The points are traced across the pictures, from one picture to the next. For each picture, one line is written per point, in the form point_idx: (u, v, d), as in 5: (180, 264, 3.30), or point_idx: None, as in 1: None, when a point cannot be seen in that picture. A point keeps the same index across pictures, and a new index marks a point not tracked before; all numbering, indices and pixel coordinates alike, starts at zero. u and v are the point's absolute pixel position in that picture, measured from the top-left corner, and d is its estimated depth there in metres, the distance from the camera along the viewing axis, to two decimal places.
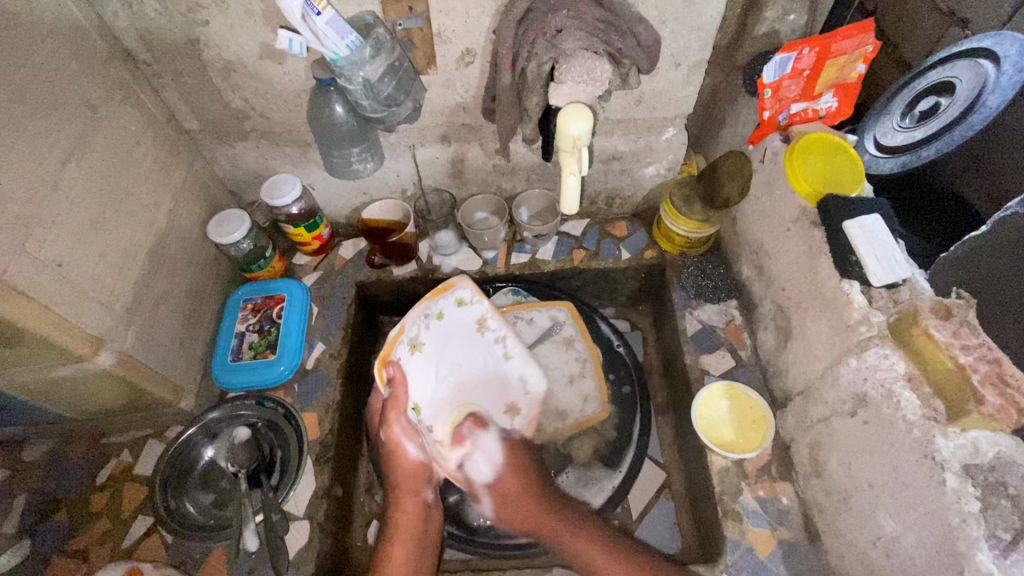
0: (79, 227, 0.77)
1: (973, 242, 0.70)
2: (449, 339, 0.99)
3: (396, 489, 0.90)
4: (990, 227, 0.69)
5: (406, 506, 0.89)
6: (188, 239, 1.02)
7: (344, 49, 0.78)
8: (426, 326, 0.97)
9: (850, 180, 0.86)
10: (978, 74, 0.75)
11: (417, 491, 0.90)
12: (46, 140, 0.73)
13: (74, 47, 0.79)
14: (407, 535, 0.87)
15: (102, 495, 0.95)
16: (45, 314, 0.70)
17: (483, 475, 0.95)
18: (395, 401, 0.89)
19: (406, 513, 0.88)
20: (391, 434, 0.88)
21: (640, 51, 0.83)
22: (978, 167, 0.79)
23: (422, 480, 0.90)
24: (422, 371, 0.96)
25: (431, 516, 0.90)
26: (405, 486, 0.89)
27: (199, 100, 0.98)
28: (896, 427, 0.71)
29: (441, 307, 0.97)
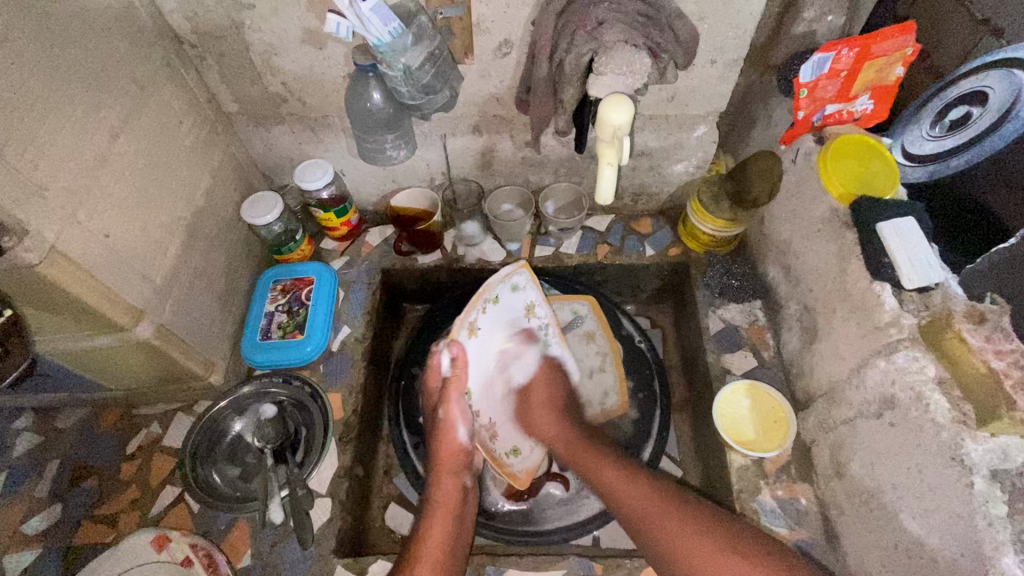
0: (125, 202, 0.80)
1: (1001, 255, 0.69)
2: (502, 323, 1.00)
3: (438, 468, 0.90)
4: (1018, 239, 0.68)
5: (445, 487, 0.89)
6: (223, 218, 1.04)
7: (386, 35, 0.79)
8: (483, 312, 0.96)
9: (888, 181, 0.85)
10: (1009, 85, 0.72)
11: (458, 475, 0.91)
12: (98, 115, 0.75)
13: (125, 27, 0.82)
14: (446, 512, 0.86)
15: (131, 464, 0.97)
16: (92, 283, 0.73)
17: (514, 462, 1.02)
18: (457, 382, 0.92)
19: (448, 493, 0.88)
20: (450, 412, 0.92)
21: (678, 46, 0.84)
22: (1006, 177, 0.74)
23: (465, 463, 0.92)
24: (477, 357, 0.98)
25: (468, 499, 0.90)
26: (446, 468, 0.90)
27: (240, 83, 1.00)
28: (924, 429, 0.70)
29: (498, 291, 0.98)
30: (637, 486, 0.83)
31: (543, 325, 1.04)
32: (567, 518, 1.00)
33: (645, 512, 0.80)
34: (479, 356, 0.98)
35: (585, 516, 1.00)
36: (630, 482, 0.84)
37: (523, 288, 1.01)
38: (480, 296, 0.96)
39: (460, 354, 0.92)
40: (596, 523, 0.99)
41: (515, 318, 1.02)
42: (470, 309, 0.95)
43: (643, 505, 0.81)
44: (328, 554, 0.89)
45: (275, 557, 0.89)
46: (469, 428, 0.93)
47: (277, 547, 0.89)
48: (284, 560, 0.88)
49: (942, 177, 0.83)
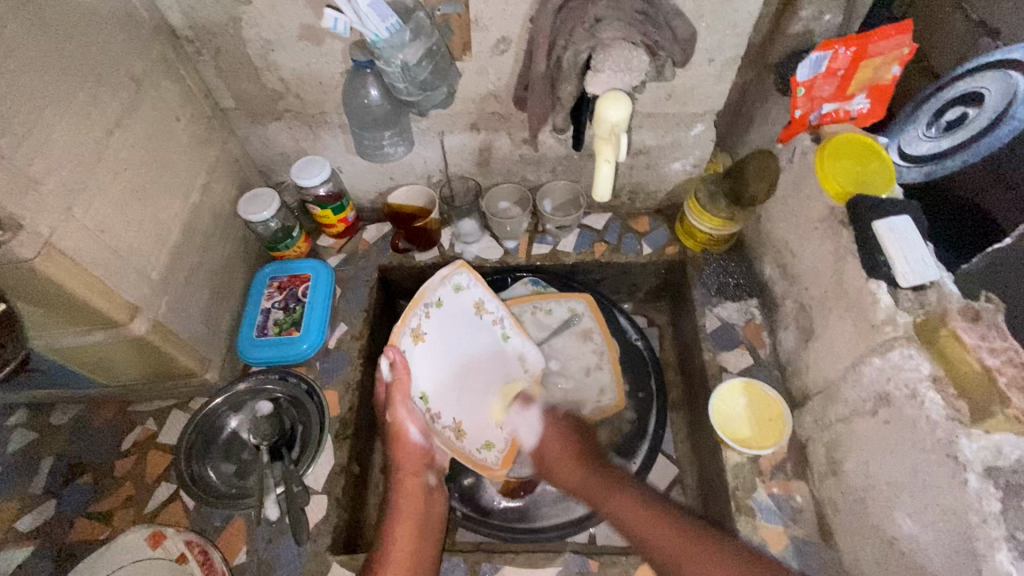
0: (121, 197, 0.79)
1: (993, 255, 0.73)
2: (449, 324, 1.07)
3: (399, 471, 0.93)
4: (1015, 239, 0.72)
5: (408, 488, 0.91)
6: (219, 215, 1.04)
7: (384, 31, 0.79)
8: (426, 316, 1.03)
9: (880, 180, 0.86)
10: (1007, 85, 0.75)
11: (419, 473, 0.94)
12: (94, 110, 0.75)
13: (122, 22, 0.81)
14: (409, 522, 0.86)
15: (126, 460, 0.97)
16: (87, 278, 0.73)
17: (489, 456, 1.04)
18: (400, 384, 0.94)
19: (411, 491, 0.91)
20: (397, 417, 0.94)
21: (676, 45, 0.84)
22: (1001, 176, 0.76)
23: (423, 463, 0.95)
24: (428, 362, 1.04)
25: (433, 497, 0.93)
26: (407, 469, 0.93)
27: (237, 79, 1.00)
28: (918, 426, 0.71)
29: (439, 294, 1.06)
30: (660, 526, 0.78)
31: (497, 318, 1.11)
32: (563, 515, 1.01)
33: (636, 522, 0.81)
34: (427, 359, 1.04)
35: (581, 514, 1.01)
36: (659, 518, 0.79)
37: (466, 288, 1.09)
38: (421, 301, 1.03)
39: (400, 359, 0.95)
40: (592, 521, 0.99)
41: (462, 316, 1.09)
42: (411, 314, 1.01)
43: (648, 522, 0.79)
44: (324, 550, 0.89)
45: (271, 554, 0.88)
46: (421, 429, 0.96)
47: (272, 544, 0.89)
48: (279, 557, 0.88)
49: (938, 177, 0.84)
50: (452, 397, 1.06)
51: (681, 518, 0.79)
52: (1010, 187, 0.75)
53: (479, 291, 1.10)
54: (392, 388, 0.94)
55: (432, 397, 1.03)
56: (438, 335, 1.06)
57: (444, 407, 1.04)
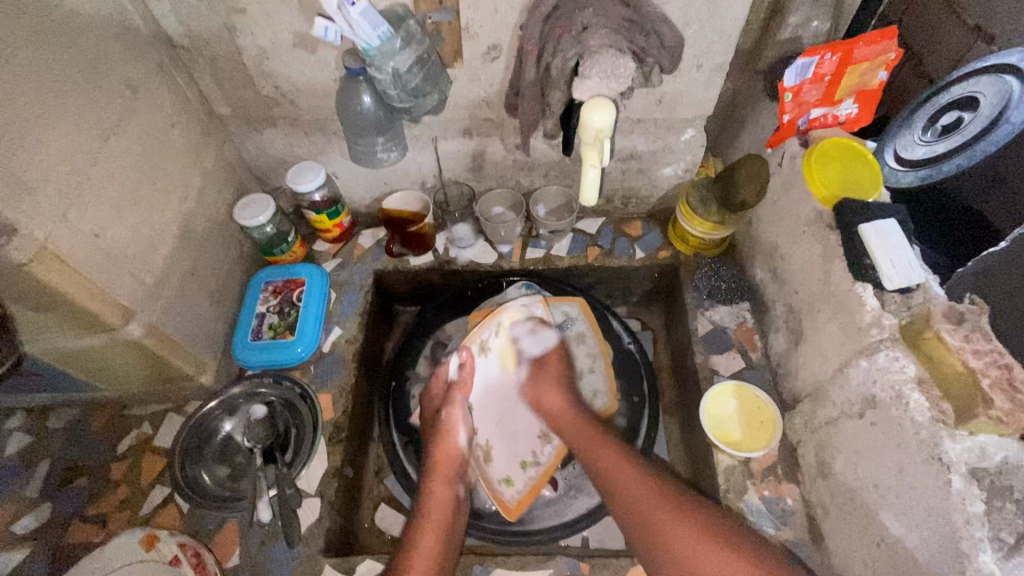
0: (116, 202, 0.80)
1: (989, 258, 0.73)
2: (512, 351, 1.08)
3: (431, 476, 0.90)
4: (1009, 243, 0.72)
5: (439, 494, 0.88)
6: (215, 220, 1.05)
7: (375, 39, 0.80)
8: (497, 333, 1.07)
9: (869, 184, 0.87)
10: (1003, 89, 0.75)
11: (451, 484, 0.91)
12: (89, 116, 0.76)
13: (118, 30, 0.83)
14: (436, 525, 0.83)
15: (122, 464, 0.97)
16: (82, 282, 0.74)
17: (507, 492, 1.03)
18: (462, 385, 1.00)
19: (440, 500, 0.87)
20: (450, 415, 0.96)
21: (663, 51, 0.85)
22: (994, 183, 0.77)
23: (457, 474, 0.93)
24: (484, 375, 1.06)
25: (459, 511, 0.89)
26: (441, 472, 0.91)
27: (233, 86, 1.02)
28: (904, 428, 0.71)
29: (512, 314, 1.08)
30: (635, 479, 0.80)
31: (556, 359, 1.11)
32: (555, 517, 1.01)
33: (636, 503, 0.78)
34: (484, 375, 1.06)
35: (572, 516, 1.01)
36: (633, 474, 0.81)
37: (543, 320, 1.08)
38: (495, 318, 1.08)
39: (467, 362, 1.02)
40: (583, 523, 1.00)
41: None
42: (483, 327, 1.07)
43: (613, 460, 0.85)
44: (317, 553, 0.89)
45: (264, 557, 0.89)
46: (468, 435, 0.96)
47: (265, 546, 0.90)
48: (272, 560, 0.89)
49: (932, 182, 0.84)
50: (494, 418, 1.06)
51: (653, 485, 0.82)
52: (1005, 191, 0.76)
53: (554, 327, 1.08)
54: (454, 387, 1.00)
55: (476, 411, 1.06)
56: (506, 355, 1.07)
57: (482, 426, 1.05)
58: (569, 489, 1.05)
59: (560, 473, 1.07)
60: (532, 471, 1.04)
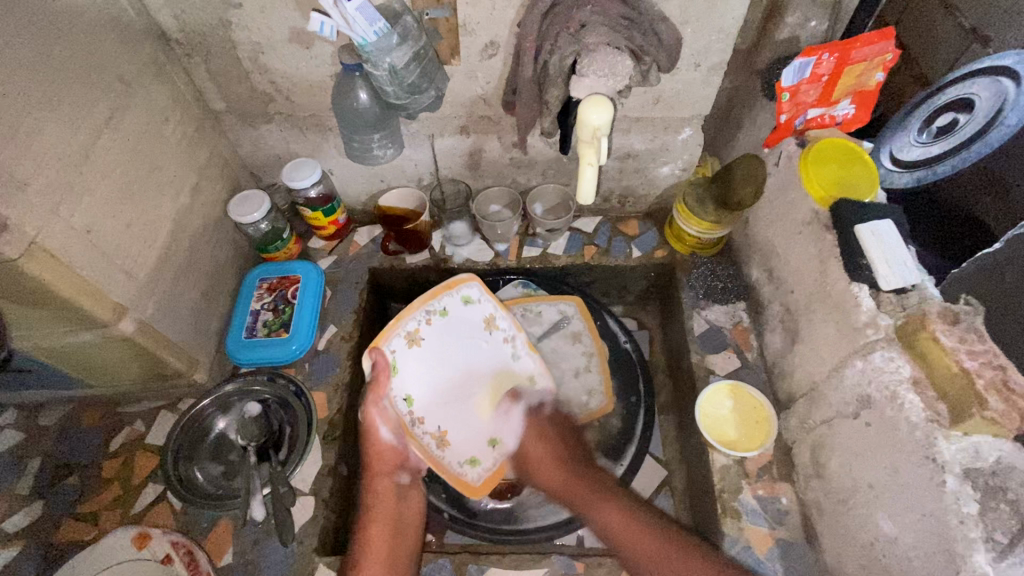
0: (109, 197, 0.80)
1: (988, 259, 0.70)
2: (449, 334, 1.06)
3: (372, 470, 0.95)
4: (1005, 244, 0.68)
5: (382, 489, 0.94)
6: (209, 217, 1.04)
7: (372, 35, 0.80)
8: (426, 321, 1.04)
9: (863, 185, 0.86)
10: (997, 92, 0.73)
11: (392, 473, 0.96)
12: (82, 110, 0.76)
13: (111, 24, 0.82)
14: (382, 518, 0.90)
15: (114, 461, 0.97)
16: (74, 279, 0.73)
17: (470, 472, 1.04)
18: (378, 386, 0.96)
19: (383, 491, 0.94)
20: (371, 417, 0.96)
21: (661, 50, 0.85)
22: (991, 183, 0.75)
23: (396, 463, 0.97)
24: (421, 364, 1.04)
25: (405, 496, 0.96)
26: (378, 469, 0.96)
27: (227, 82, 1.01)
28: (899, 428, 0.71)
29: (446, 303, 1.05)
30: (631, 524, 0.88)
31: (508, 337, 1.10)
32: (550, 517, 1.01)
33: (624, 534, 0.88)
34: (416, 364, 1.04)
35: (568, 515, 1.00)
36: (627, 516, 0.89)
37: (476, 301, 1.07)
38: (424, 306, 1.03)
39: (382, 362, 0.97)
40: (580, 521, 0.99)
41: (468, 327, 1.08)
42: (408, 318, 1.02)
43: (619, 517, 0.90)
44: (311, 552, 0.89)
45: (257, 555, 0.88)
46: (392, 429, 0.97)
47: (259, 545, 0.89)
48: (266, 558, 0.88)
49: (929, 182, 0.84)
50: (441, 405, 1.06)
51: (657, 525, 0.87)
52: (1001, 193, 0.74)
53: (490, 306, 1.07)
54: (368, 390, 0.96)
55: (420, 400, 1.04)
56: (435, 342, 1.05)
57: (429, 412, 1.04)
58: None
59: None
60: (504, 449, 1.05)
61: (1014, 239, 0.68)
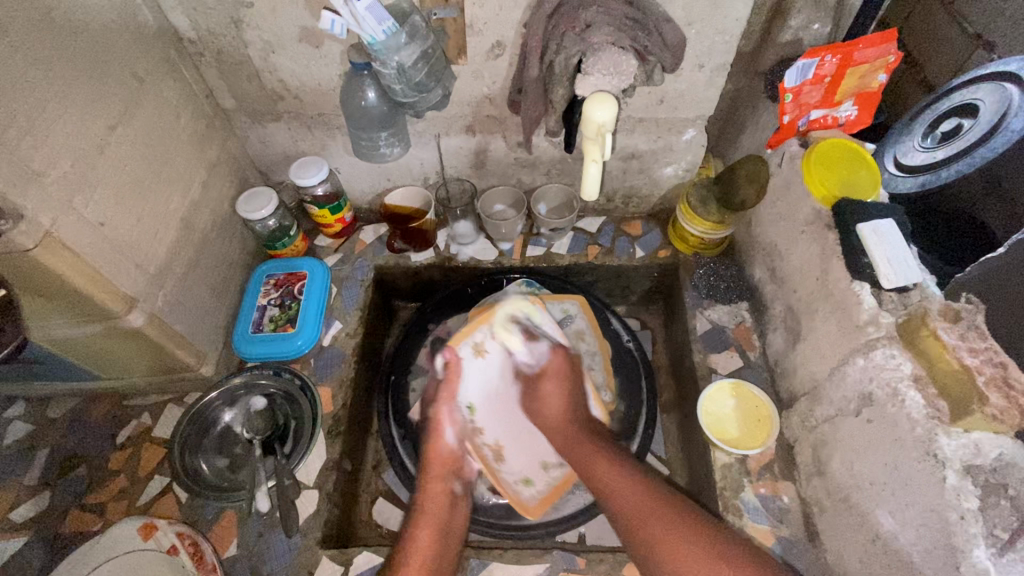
0: (121, 192, 0.81)
1: (990, 262, 0.70)
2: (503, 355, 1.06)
3: (426, 476, 0.92)
4: (1008, 249, 0.69)
5: (434, 491, 0.90)
6: (218, 213, 1.06)
7: (380, 34, 0.81)
8: (491, 336, 1.05)
9: (866, 183, 0.88)
10: (1002, 97, 0.75)
11: (446, 480, 0.92)
12: (96, 105, 0.77)
13: (126, 23, 0.84)
14: (433, 521, 0.86)
15: (121, 453, 0.98)
16: (87, 270, 0.74)
17: (525, 491, 1.02)
18: (449, 386, 1.00)
19: (435, 497, 0.89)
20: (438, 412, 0.98)
21: (665, 50, 0.86)
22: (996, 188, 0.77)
23: (452, 470, 0.94)
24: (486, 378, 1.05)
25: (457, 504, 0.91)
26: (433, 474, 0.92)
27: (238, 80, 1.02)
28: (900, 425, 0.72)
29: (502, 315, 1.07)
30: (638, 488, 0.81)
31: (562, 355, 1.07)
32: (552, 513, 1.01)
33: (637, 510, 0.79)
34: (482, 373, 1.05)
35: (569, 511, 1.01)
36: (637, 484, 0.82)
37: (537, 319, 1.07)
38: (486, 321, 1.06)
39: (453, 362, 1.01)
40: (581, 518, 1.00)
41: (525, 346, 1.07)
42: (476, 329, 1.05)
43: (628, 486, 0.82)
44: (314, 545, 0.89)
45: (261, 547, 0.89)
46: (457, 432, 0.98)
47: (263, 537, 0.90)
48: (269, 550, 0.89)
49: (931, 188, 0.83)
50: (496, 420, 1.05)
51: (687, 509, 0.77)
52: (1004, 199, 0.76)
53: (547, 326, 1.07)
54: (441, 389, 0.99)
55: (479, 410, 1.04)
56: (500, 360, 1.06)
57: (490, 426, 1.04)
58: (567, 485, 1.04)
59: None
60: (555, 473, 1.04)
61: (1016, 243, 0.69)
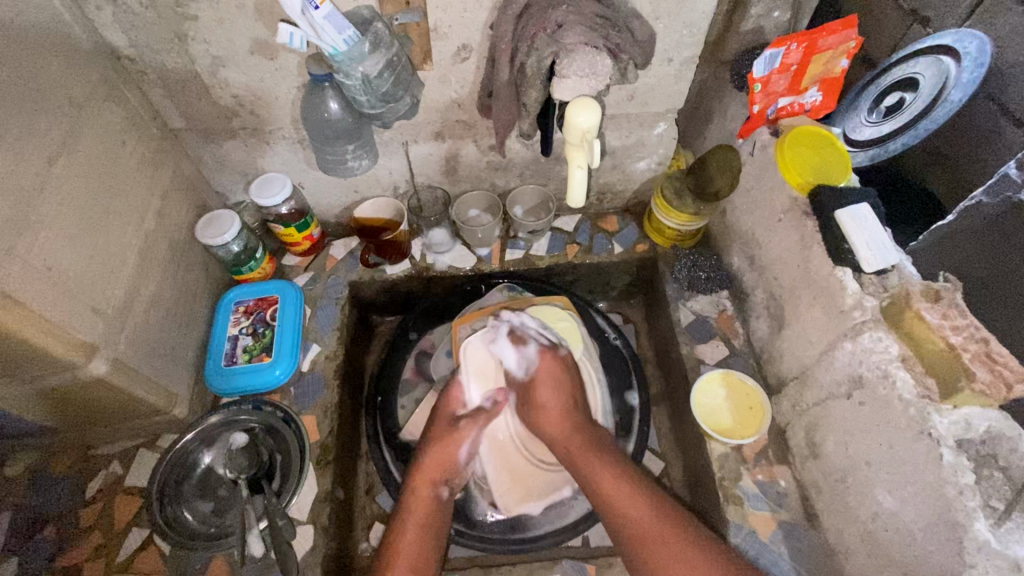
0: (69, 231, 0.74)
1: (941, 231, 0.73)
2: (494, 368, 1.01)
3: (416, 475, 0.89)
4: (954, 218, 0.71)
5: (421, 496, 0.87)
6: (177, 242, 0.99)
7: (342, 44, 0.77)
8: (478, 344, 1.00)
9: (835, 150, 0.88)
10: (941, 71, 0.73)
11: (435, 486, 0.89)
12: (31, 138, 0.70)
13: (56, 43, 0.76)
14: (417, 524, 0.84)
15: (92, 508, 0.91)
16: (40, 322, 0.68)
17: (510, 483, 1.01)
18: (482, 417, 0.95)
19: (423, 502, 0.87)
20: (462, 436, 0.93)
21: (637, 47, 0.84)
22: (934, 157, 0.75)
23: (443, 475, 0.90)
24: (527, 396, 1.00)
25: (444, 513, 0.88)
26: (425, 475, 0.89)
27: (186, 98, 0.95)
28: (892, 406, 0.74)
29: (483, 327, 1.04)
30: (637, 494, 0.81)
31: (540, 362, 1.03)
32: (556, 522, 0.99)
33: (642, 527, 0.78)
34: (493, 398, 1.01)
35: (574, 518, 0.99)
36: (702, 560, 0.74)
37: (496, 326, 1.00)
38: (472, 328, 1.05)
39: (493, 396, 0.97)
40: (585, 525, 0.98)
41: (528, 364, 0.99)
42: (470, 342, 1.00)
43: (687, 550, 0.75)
44: None
45: None
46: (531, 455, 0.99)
47: None
48: None
49: (880, 160, 0.84)
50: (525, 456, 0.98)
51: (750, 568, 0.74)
52: (945, 167, 0.74)
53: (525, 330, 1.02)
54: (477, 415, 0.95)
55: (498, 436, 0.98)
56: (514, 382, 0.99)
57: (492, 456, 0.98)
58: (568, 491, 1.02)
59: None
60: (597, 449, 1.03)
61: (965, 210, 0.70)
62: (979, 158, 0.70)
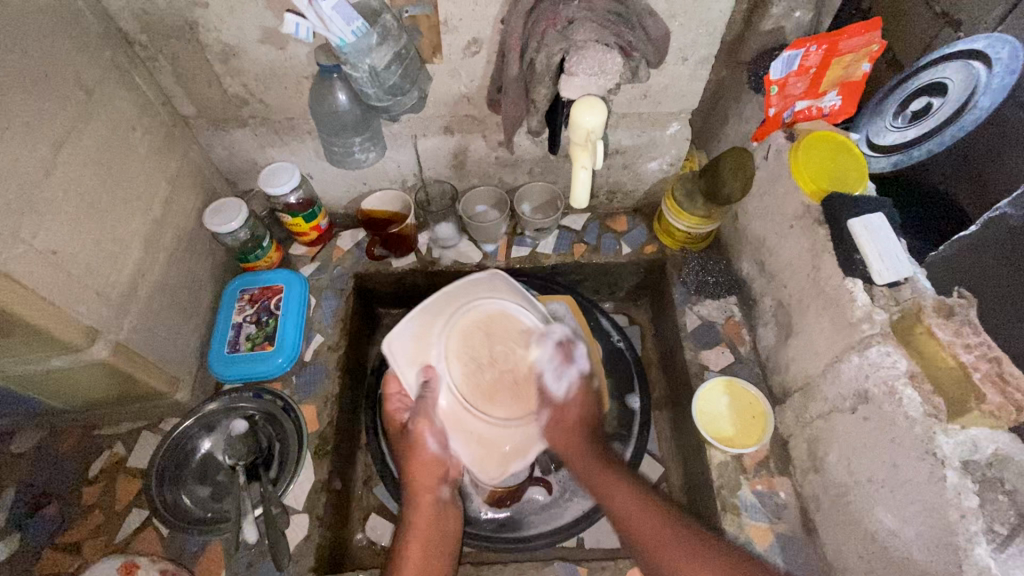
0: (74, 216, 0.75)
1: (963, 242, 0.71)
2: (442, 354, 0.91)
3: (414, 483, 0.86)
4: (979, 227, 0.69)
5: (424, 502, 0.87)
6: (184, 228, 1.00)
7: (350, 35, 0.76)
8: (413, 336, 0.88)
9: (851, 155, 0.87)
10: (970, 77, 0.71)
11: (435, 488, 0.87)
12: (40, 122, 0.71)
13: (68, 28, 0.77)
14: (422, 537, 0.84)
15: (94, 488, 0.92)
16: (44, 307, 0.69)
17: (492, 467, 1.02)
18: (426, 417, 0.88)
19: (426, 510, 0.86)
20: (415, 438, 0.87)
21: (649, 45, 0.83)
22: (964, 165, 0.73)
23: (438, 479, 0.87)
24: None
25: (447, 514, 0.88)
26: (422, 482, 0.86)
27: (197, 86, 0.96)
28: (897, 423, 0.72)
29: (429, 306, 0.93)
30: (646, 515, 0.77)
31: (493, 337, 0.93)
32: (549, 523, 0.99)
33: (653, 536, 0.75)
34: None
35: (568, 520, 0.99)
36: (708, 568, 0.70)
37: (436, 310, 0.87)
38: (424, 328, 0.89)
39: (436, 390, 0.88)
40: (577, 529, 0.98)
41: None
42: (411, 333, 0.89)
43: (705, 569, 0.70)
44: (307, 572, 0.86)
45: None
46: None
47: (253, 567, 0.86)
48: None
49: (904, 167, 0.81)
50: None
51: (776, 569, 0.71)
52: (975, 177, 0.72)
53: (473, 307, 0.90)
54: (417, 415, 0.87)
55: None
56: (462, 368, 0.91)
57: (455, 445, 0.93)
58: (563, 492, 1.03)
59: (553, 475, 1.04)
60: None
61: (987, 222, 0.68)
62: (1007, 163, 0.67)
